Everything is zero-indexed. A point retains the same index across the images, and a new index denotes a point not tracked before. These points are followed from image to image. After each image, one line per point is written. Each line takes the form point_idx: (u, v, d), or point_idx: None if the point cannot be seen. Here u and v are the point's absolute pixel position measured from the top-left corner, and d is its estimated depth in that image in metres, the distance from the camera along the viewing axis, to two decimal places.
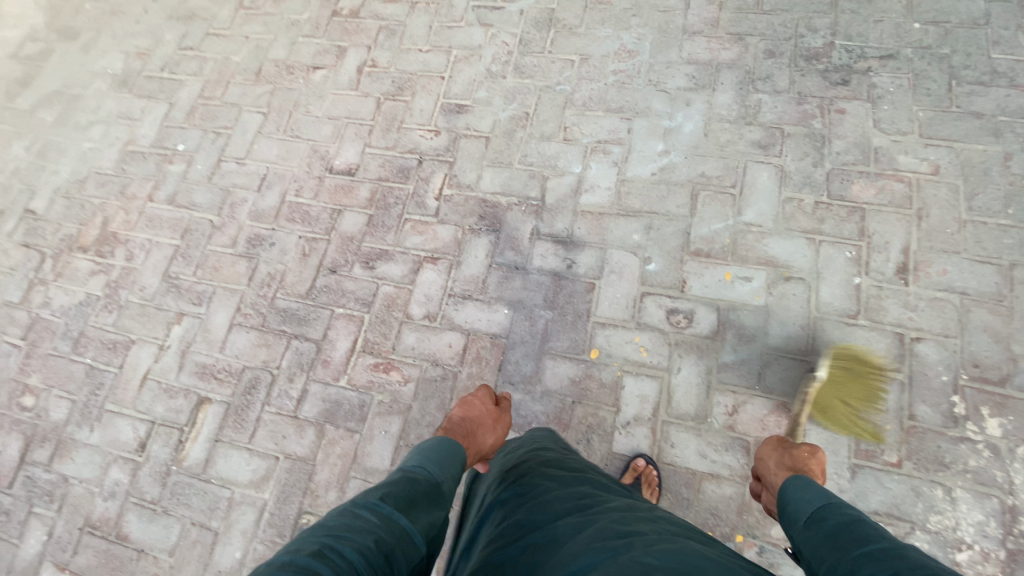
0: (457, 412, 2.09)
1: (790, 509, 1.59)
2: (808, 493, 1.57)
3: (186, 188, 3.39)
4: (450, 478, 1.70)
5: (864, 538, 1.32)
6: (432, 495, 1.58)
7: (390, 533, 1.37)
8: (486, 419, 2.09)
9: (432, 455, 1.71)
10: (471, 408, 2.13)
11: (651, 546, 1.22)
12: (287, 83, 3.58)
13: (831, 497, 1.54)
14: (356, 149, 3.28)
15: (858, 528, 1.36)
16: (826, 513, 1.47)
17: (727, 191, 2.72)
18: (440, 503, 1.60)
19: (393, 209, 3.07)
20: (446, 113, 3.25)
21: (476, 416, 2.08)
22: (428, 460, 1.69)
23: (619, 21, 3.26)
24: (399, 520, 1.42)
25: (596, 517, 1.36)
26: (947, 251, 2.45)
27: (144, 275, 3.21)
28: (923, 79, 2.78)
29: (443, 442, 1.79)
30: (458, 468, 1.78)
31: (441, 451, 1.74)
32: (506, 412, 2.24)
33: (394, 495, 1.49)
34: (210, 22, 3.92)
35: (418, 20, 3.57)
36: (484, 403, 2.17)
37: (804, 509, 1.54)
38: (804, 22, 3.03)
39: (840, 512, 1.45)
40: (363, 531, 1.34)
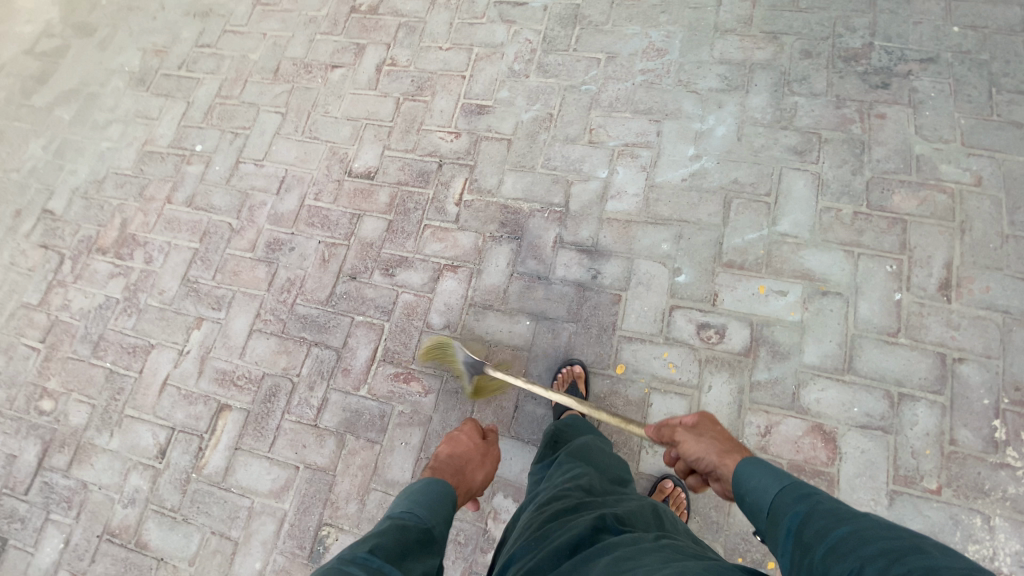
0: (444, 449, 2.07)
1: (748, 500, 1.51)
2: (759, 478, 1.50)
3: (204, 190, 3.35)
4: (441, 521, 1.69)
5: (828, 526, 1.25)
6: (423, 543, 1.58)
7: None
8: (475, 454, 2.09)
9: (423, 500, 1.71)
10: (458, 443, 2.12)
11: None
12: (305, 82, 3.51)
13: (783, 477, 1.46)
14: (375, 152, 3.21)
15: (818, 513, 1.30)
16: (785, 499, 1.40)
17: (761, 200, 2.62)
18: (432, 551, 1.60)
19: (413, 214, 3.01)
20: (467, 114, 3.15)
21: (465, 452, 2.07)
22: (418, 505, 1.68)
23: (647, 17, 3.13)
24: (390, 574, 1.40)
25: (600, 553, 1.37)
26: (991, 267, 2.34)
27: (163, 279, 3.19)
28: (968, 83, 2.64)
29: (432, 483, 1.78)
30: (450, 511, 1.76)
31: (431, 495, 1.74)
32: (493, 445, 2.23)
33: (384, 548, 1.47)
34: (227, 19, 3.86)
35: (438, 17, 3.46)
36: (471, 438, 2.16)
37: (760, 498, 1.47)
38: (843, 21, 2.88)
39: (797, 495, 1.39)
40: None
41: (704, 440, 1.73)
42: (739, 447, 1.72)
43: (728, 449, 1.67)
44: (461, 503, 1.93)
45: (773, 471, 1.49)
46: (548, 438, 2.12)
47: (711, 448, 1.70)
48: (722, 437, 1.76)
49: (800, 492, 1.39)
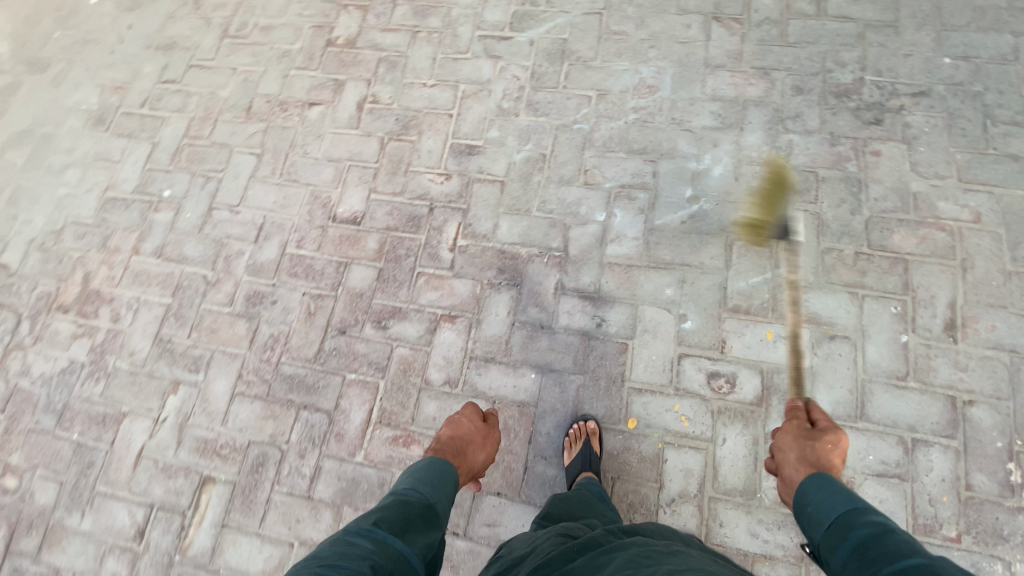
0: (446, 431, 2.13)
1: (809, 510, 1.50)
2: (824, 494, 1.49)
3: (174, 240, 3.13)
4: (443, 497, 1.79)
5: (894, 554, 1.26)
6: (425, 517, 1.68)
7: (386, 558, 1.47)
8: (476, 436, 2.14)
9: (425, 477, 1.80)
10: (460, 426, 2.17)
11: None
12: (281, 120, 3.32)
13: (856, 501, 1.45)
14: (361, 195, 3.05)
15: (886, 540, 1.30)
16: (849, 519, 1.40)
17: (763, 241, 2.58)
18: (435, 524, 1.70)
19: (405, 261, 2.86)
20: (456, 155, 3.04)
21: (466, 434, 2.13)
22: (420, 482, 1.77)
23: (636, 52, 3.08)
24: (394, 545, 1.52)
25: (617, 552, 1.48)
26: (994, 305, 2.35)
27: (134, 339, 2.96)
28: (958, 118, 2.67)
29: (434, 461, 1.88)
30: (450, 488, 1.86)
31: (432, 472, 1.83)
32: (494, 428, 2.29)
33: (388, 521, 1.58)
34: (193, 52, 3.64)
35: (420, 51, 3.34)
36: (472, 421, 2.21)
37: (822, 513, 1.46)
38: (831, 55, 2.89)
39: (862, 519, 1.38)
40: (358, 556, 1.44)
41: (799, 444, 1.69)
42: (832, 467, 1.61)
43: (811, 459, 1.62)
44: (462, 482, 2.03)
45: (838, 491, 1.48)
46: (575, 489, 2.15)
47: (799, 451, 1.67)
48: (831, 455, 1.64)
49: (870, 516, 1.39)
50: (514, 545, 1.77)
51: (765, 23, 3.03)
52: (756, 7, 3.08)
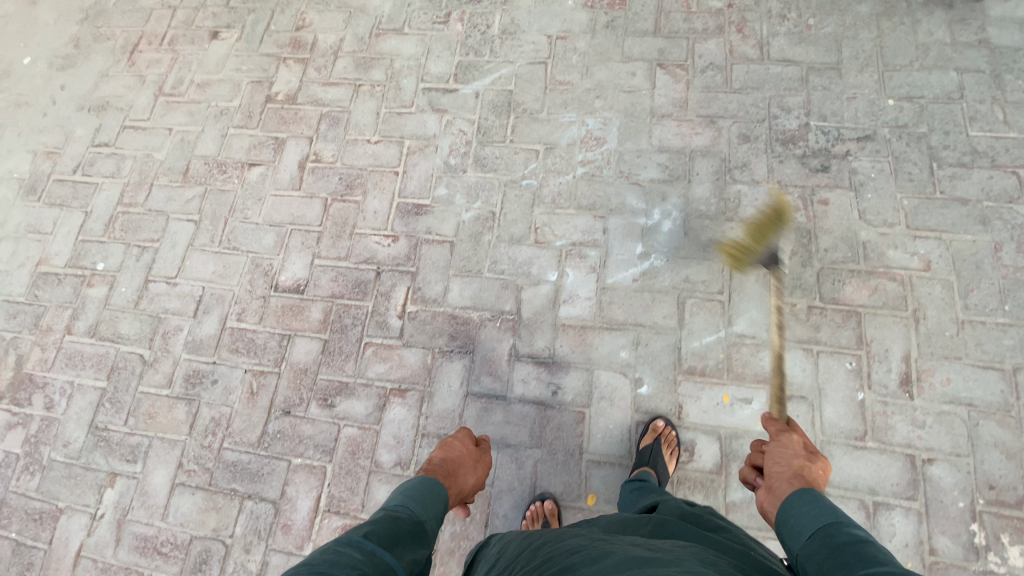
0: (438, 453, 2.07)
1: (791, 521, 1.46)
2: (806, 506, 1.46)
3: (110, 316, 2.96)
4: (433, 517, 1.72)
5: (865, 560, 1.23)
6: (415, 534, 1.61)
7: (374, 567, 1.38)
8: (466, 457, 2.08)
9: (416, 494, 1.73)
10: (452, 448, 2.11)
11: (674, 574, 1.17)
12: (219, 183, 3.19)
13: (840, 516, 1.41)
14: (304, 262, 2.92)
15: (864, 548, 1.26)
16: (829, 527, 1.37)
17: (715, 298, 2.53)
18: (423, 543, 1.62)
19: (351, 331, 2.74)
20: (403, 215, 2.94)
21: (457, 455, 2.07)
22: (411, 499, 1.70)
23: (582, 103, 3.03)
24: (382, 556, 1.44)
25: (615, 552, 1.34)
26: (948, 357, 2.33)
27: (67, 428, 2.77)
28: (905, 162, 2.66)
29: (424, 479, 1.81)
30: (441, 507, 1.79)
31: (423, 488, 1.77)
32: (486, 452, 2.23)
33: (382, 531, 1.53)
34: (127, 112, 3.48)
35: (364, 106, 3.25)
36: (464, 442, 2.16)
37: (804, 525, 1.42)
38: (776, 101, 2.87)
39: (844, 530, 1.35)
40: (347, 566, 1.35)
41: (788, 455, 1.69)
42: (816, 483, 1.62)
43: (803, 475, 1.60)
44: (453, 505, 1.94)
45: (822, 507, 1.44)
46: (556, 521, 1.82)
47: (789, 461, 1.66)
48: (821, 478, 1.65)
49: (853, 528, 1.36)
50: (504, 556, 1.59)
51: (709, 69, 3.00)
52: (700, 52, 3.05)
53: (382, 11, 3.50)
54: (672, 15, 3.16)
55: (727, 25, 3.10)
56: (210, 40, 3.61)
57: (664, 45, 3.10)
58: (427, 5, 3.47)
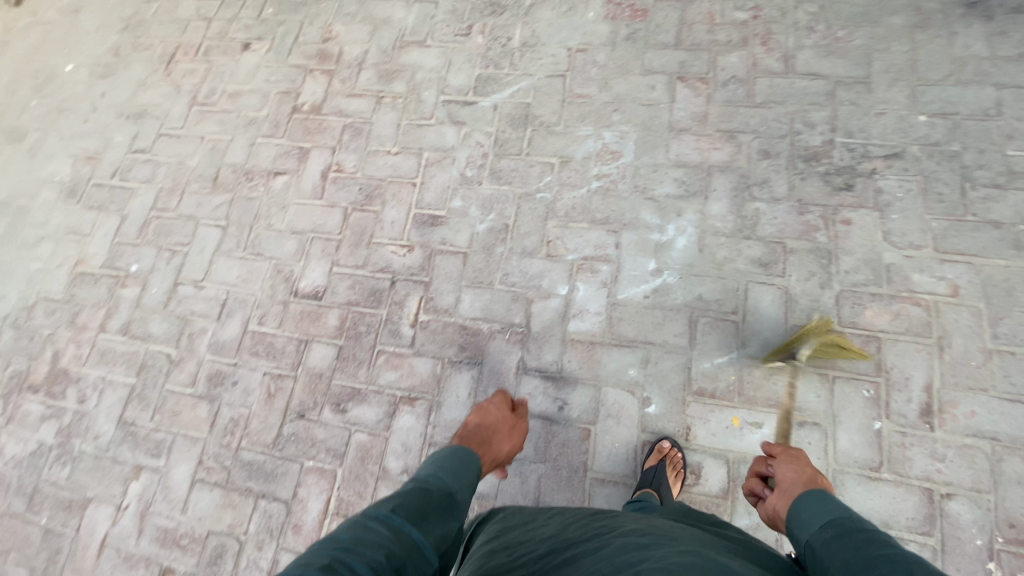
0: (474, 419, 2.12)
1: (799, 513, 1.47)
2: (816, 497, 1.48)
3: (141, 316, 3.12)
4: (464, 487, 1.68)
5: (877, 543, 1.25)
6: (445, 505, 1.57)
7: (400, 547, 1.35)
8: (501, 425, 2.13)
9: (448, 464, 1.71)
10: (487, 413, 2.18)
11: (671, 559, 1.19)
12: (246, 191, 3.31)
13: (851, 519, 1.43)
14: (323, 269, 3.01)
15: (874, 532, 1.29)
16: (837, 515, 1.40)
17: (728, 318, 2.49)
18: (454, 513, 1.59)
19: (365, 338, 2.80)
20: (419, 225, 3.00)
21: (493, 422, 2.13)
22: (441, 469, 1.67)
23: (600, 116, 3.03)
24: (410, 533, 1.40)
25: (617, 537, 1.36)
26: (973, 388, 2.22)
27: (98, 421, 2.93)
28: (935, 181, 2.56)
29: (457, 450, 1.77)
30: (474, 477, 1.76)
31: (456, 459, 1.73)
32: (521, 420, 2.27)
33: (412, 505, 1.49)
34: (163, 120, 3.65)
35: (385, 117, 3.32)
36: (500, 410, 2.23)
37: (814, 514, 1.43)
38: (799, 116, 2.80)
39: (852, 517, 1.37)
40: (374, 544, 1.33)
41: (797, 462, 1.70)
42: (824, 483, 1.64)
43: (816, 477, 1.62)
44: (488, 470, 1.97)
45: (831, 499, 1.46)
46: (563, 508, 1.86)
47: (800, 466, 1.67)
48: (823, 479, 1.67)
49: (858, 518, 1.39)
50: (517, 532, 1.60)
51: (731, 82, 2.95)
52: (722, 65, 3.00)
53: (406, 23, 3.58)
54: (695, 27, 3.12)
55: (751, 37, 3.04)
56: (242, 51, 3.75)
57: (685, 58, 3.06)
58: (450, 17, 3.52)
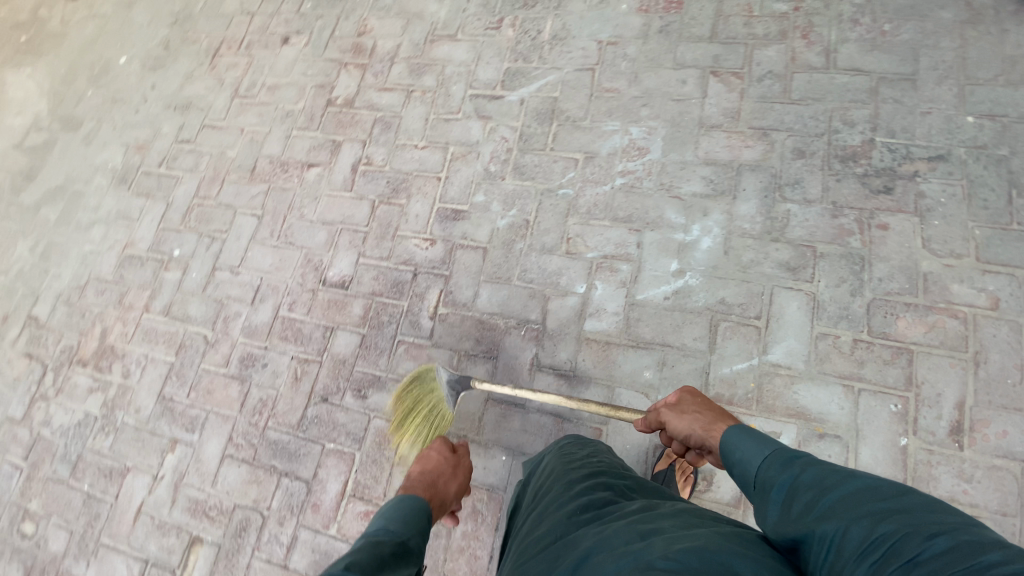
0: (415, 468, 1.99)
1: (736, 471, 1.49)
2: (745, 448, 1.48)
3: (181, 299, 3.30)
4: (417, 533, 1.62)
5: (812, 495, 1.22)
6: (401, 553, 1.49)
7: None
8: (444, 466, 2.03)
9: (395, 513, 1.65)
10: (428, 459, 2.05)
11: (673, 544, 1.24)
12: (281, 182, 3.44)
13: (769, 444, 1.44)
14: (350, 259, 3.10)
15: (805, 478, 1.27)
16: (773, 466, 1.37)
17: (750, 323, 2.42)
18: (410, 560, 1.51)
19: (387, 328, 2.88)
20: (442, 220, 3.04)
21: (434, 466, 2.01)
22: (390, 519, 1.61)
23: (628, 111, 2.97)
24: None
25: (620, 520, 1.42)
26: (1009, 408, 2.09)
27: (140, 395, 3.14)
28: (981, 187, 2.40)
29: (404, 500, 1.70)
30: (425, 524, 1.70)
31: (404, 509, 1.67)
32: (465, 456, 2.16)
33: (370, 555, 1.41)
34: (207, 112, 3.82)
35: (414, 111, 3.37)
36: (441, 452, 2.11)
37: (746, 469, 1.44)
38: (838, 114, 2.66)
39: (786, 464, 1.35)
40: None
41: (689, 421, 1.77)
42: (727, 414, 1.75)
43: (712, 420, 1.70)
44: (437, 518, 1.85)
45: (741, 443, 1.50)
46: (578, 444, 1.94)
47: (696, 425, 1.75)
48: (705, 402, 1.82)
49: (793, 455, 1.37)
50: (533, 511, 1.69)
51: (767, 78, 2.83)
52: (758, 59, 2.89)
53: (438, 17, 3.61)
54: (732, 19, 3.01)
55: (791, 30, 2.90)
56: (281, 45, 3.87)
57: (719, 52, 2.96)
58: (482, 10, 3.53)
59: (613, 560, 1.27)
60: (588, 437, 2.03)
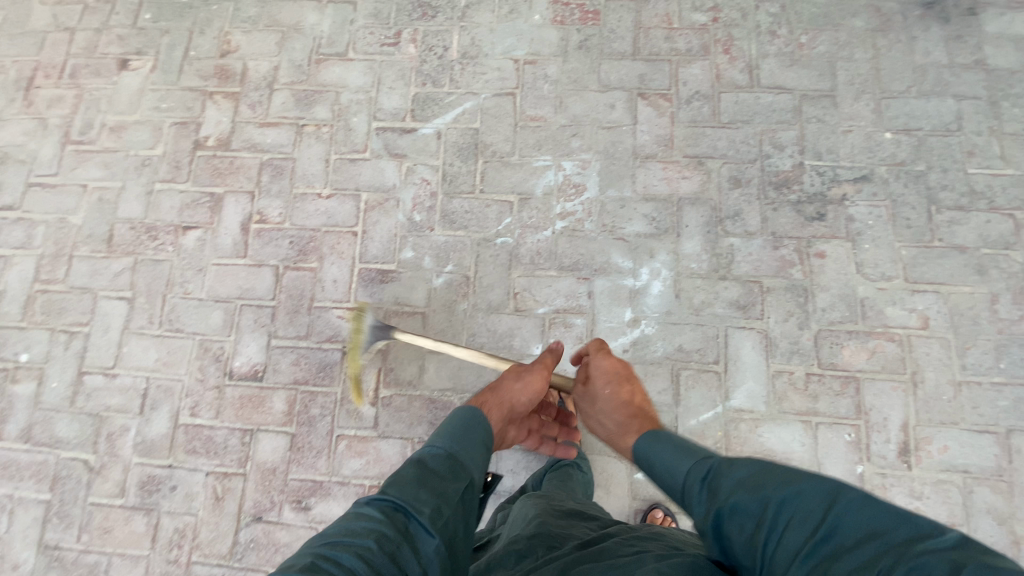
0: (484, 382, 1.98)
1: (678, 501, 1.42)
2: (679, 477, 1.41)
3: (42, 418, 2.63)
4: (470, 449, 1.55)
5: (753, 534, 1.16)
6: (447, 473, 1.43)
7: (394, 529, 1.25)
8: (508, 372, 1.94)
9: (449, 431, 1.57)
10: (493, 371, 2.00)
11: (666, 559, 1.28)
12: (151, 252, 2.79)
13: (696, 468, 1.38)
14: (259, 343, 2.62)
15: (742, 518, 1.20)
16: (692, 497, 1.34)
17: (710, 369, 2.39)
18: (457, 478, 1.44)
19: (320, 422, 2.50)
20: (367, 283, 2.64)
21: (500, 373, 1.95)
22: (440, 437, 1.54)
23: (557, 142, 2.72)
24: (404, 513, 1.29)
25: (607, 540, 1.44)
26: (945, 423, 2.27)
27: (11, 549, 2.50)
28: (903, 206, 2.50)
29: (460, 414, 1.64)
30: (481, 438, 1.60)
31: (457, 426, 1.59)
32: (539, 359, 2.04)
33: (414, 480, 1.37)
34: (29, 166, 2.97)
35: (310, 151, 2.86)
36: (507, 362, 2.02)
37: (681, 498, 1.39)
38: (768, 137, 2.62)
39: (702, 497, 1.31)
40: (366, 530, 1.23)
41: (607, 409, 1.83)
42: (635, 413, 1.76)
43: (624, 426, 1.74)
44: (500, 425, 1.77)
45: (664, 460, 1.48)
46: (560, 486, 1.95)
47: (611, 414, 1.81)
48: (617, 403, 1.81)
49: (704, 477, 1.34)
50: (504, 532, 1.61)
51: (695, 99, 2.71)
52: (684, 78, 2.75)
53: (321, 30, 3.04)
54: (652, 32, 2.82)
55: (713, 44, 2.78)
56: (118, 70, 3.07)
57: (644, 71, 2.77)
58: (373, 22, 3.02)
59: (602, 569, 1.28)
60: (564, 475, 2.04)
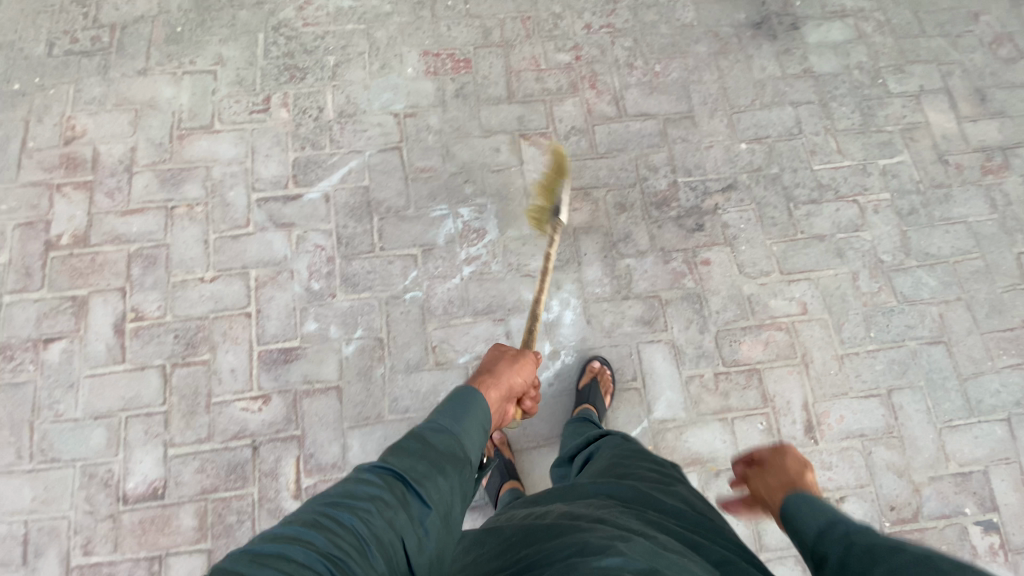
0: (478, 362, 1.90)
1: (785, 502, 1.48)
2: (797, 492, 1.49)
3: None
4: (472, 434, 1.46)
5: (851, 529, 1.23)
6: (447, 455, 1.36)
7: (393, 498, 1.21)
8: (502, 355, 1.86)
9: (448, 409, 1.48)
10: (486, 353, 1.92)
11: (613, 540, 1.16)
12: (6, 377, 2.42)
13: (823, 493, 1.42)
14: (155, 456, 2.34)
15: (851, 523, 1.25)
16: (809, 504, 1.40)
17: (630, 386, 2.48)
18: (456, 462, 1.36)
19: (239, 529, 2.27)
20: (270, 366, 2.47)
21: (495, 356, 1.87)
22: (443, 414, 1.46)
23: (450, 190, 2.74)
24: (402, 486, 1.25)
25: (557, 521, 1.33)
26: (838, 395, 2.52)
27: None
28: (767, 207, 2.78)
29: (463, 393, 1.53)
30: (484, 420, 1.51)
31: (460, 406, 1.49)
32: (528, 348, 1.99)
33: (414, 448, 1.33)
34: None
35: (186, 233, 2.64)
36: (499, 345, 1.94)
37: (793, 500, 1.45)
38: (642, 160, 2.82)
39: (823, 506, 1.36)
40: (365, 496, 1.20)
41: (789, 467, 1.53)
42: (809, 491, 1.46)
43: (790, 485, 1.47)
44: (499, 405, 1.72)
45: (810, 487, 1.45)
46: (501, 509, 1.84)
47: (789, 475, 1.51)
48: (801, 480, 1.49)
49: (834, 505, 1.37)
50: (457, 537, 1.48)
51: (572, 133, 2.85)
52: (559, 115, 2.88)
53: (180, 103, 2.85)
54: (523, 75, 2.95)
55: (579, 80, 2.96)
56: None
57: (522, 112, 2.88)
58: (237, 90, 2.89)
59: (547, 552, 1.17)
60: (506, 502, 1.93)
